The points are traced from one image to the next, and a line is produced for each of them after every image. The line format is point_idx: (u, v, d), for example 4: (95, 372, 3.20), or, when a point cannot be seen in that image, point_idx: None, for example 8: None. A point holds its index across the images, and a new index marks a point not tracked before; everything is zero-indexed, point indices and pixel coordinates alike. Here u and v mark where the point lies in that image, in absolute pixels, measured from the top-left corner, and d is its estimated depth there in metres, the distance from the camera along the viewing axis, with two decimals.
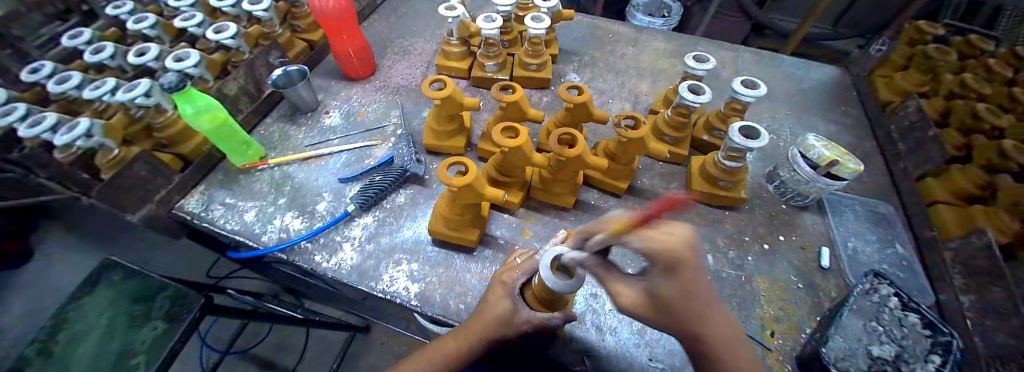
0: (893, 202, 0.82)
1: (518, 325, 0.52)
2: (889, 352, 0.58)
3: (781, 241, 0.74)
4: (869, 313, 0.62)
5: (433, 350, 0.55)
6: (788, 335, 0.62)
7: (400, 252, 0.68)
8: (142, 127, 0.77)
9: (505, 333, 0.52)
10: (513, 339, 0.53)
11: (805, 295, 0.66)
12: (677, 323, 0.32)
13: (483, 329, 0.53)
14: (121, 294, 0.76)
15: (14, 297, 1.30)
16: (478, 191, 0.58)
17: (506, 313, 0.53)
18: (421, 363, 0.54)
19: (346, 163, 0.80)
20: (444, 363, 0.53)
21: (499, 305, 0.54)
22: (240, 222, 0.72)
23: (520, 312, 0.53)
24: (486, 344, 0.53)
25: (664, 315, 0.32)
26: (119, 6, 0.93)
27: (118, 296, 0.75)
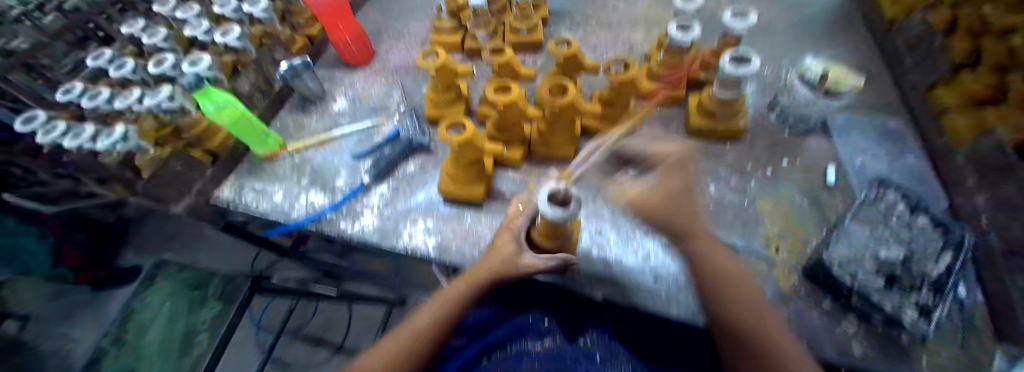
0: (901, 117, 0.81)
1: (523, 265, 0.57)
2: (898, 254, 0.57)
3: (785, 165, 0.74)
4: (873, 220, 0.62)
5: (449, 288, 0.59)
6: (794, 248, 0.64)
7: (416, 212, 0.73)
8: (170, 131, 0.85)
9: (512, 273, 0.57)
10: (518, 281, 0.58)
11: (811, 211, 0.68)
12: (681, 221, 0.46)
13: (494, 268, 0.57)
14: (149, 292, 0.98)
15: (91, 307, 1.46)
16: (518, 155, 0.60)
17: (512, 255, 0.58)
18: (442, 299, 0.58)
19: (358, 141, 0.86)
20: (463, 299, 0.57)
21: (505, 247, 0.58)
22: (270, 204, 0.79)
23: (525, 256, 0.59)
24: (494, 283, 0.58)
25: (671, 219, 0.46)
26: (133, 24, 1.00)
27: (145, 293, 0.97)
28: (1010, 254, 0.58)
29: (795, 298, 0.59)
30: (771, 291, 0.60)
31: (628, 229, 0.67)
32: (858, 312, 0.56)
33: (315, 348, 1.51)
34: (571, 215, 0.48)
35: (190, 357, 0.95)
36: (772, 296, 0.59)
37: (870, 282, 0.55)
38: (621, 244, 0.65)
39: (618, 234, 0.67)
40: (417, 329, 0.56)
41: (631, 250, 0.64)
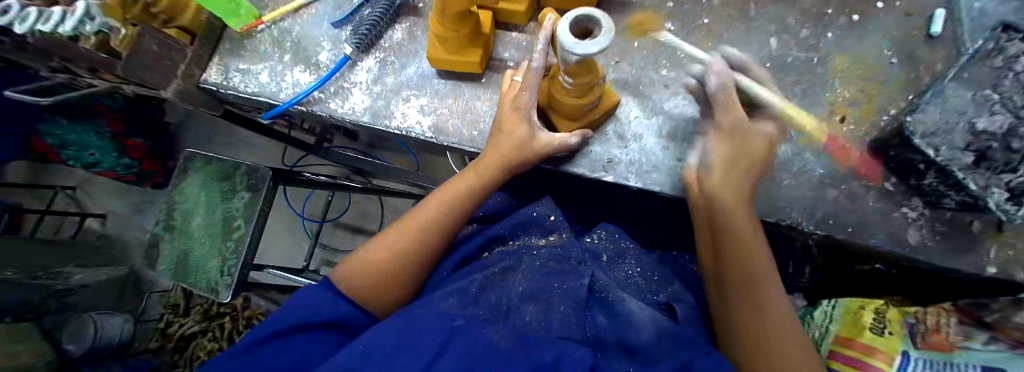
0: None
1: (536, 148, 0.52)
2: (999, 126, 0.40)
3: (880, 8, 0.55)
4: (980, 81, 0.44)
5: (454, 182, 0.57)
6: (863, 119, 0.51)
7: (407, 89, 0.64)
8: (140, 9, 0.75)
9: (527, 157, 0.52)
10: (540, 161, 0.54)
11: (900, 71, 0.52)
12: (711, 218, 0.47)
13: (503, 157, 0.53)
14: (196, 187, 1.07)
15: (156, 203, 1.65)
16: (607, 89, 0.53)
17: (525, 139, 0.52)
18: (443, 196, 0.56)
19: (336, 7, 0.73)
20: (467, 193, 0.56)
21: (518, 130, 0.52)
22: (258, 84, 0.73)
23: (540, 135, 0.53)
24: (506, 169, 0.54)
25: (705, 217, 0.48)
26: None
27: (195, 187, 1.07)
28: None
29: (848, 177, 0.50)
30: (822, 169, 0.50)
31: (655, 98, 0.56)
32: (929, 196, 0.47)
33: (355, 234, 1.66)
34: (607, 42, 0.39)
35: (232, 240, 1.00)
36: (820, 174, 0.50)
37: (955, 160, 0.43)
38: (644, 118, 0.55)
39: (643, 106, 0.56)
40: (420, 222, 0.55)
41: (655, 125, 0.55)
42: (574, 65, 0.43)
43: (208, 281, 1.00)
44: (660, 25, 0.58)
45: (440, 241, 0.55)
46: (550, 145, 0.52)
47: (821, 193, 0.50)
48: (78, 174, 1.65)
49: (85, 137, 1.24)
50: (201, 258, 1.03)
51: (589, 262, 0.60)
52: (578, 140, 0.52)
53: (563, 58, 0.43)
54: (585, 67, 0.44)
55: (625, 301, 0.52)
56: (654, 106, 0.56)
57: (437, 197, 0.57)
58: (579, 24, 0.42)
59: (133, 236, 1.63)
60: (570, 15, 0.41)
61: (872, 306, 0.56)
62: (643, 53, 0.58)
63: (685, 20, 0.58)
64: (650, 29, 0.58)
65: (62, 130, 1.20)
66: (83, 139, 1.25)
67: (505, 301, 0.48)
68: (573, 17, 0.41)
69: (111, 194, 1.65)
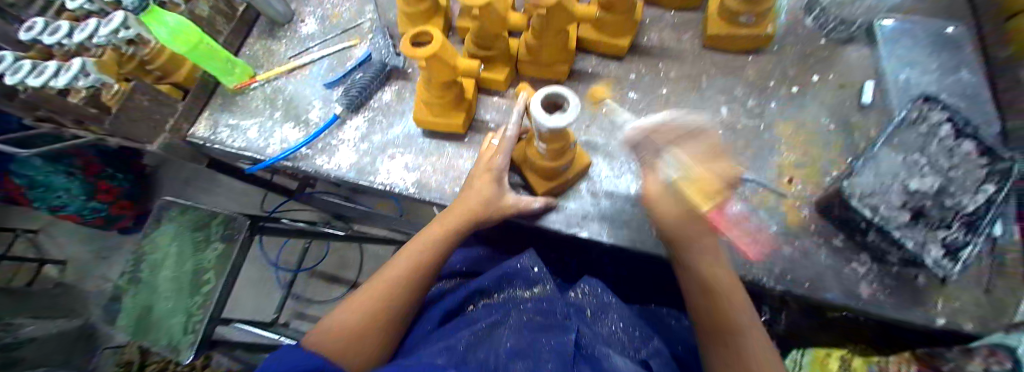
0: (967, 21, 0.67)
1: (507, 206, 0.55)
2: (932, 186, 0.49)
3: (815, 81, 0.62)
4: (908, 147, 0.54)
5: (423, 235, 0.58)
6: (810, 181, 0.56)
7: (393, 146, 0.68)
8: (137, 64, 0.80)
9: (494, 213, 0.55)
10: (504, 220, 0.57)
11: (838, 137, 0.58)
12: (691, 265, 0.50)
13: (471, 211, 0.55)
14: (163, 237, 1.02)
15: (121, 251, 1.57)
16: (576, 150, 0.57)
17: (496, 196, 0.55)
18: (422, 245, 0.57)
19: (330, 68, 0.78)
20: (437, 248, 0.56)
21: (488, 190, 0.54)
22: (245, 140, 0.75)
23: (506, 197, 0.56)
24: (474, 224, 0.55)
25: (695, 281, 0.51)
26: None
27: (162, 236, 1.02)
28: None
29: (801, 234, 0.54)
30: (775, 226, 0.54)
31: (623, 159, 0.61)
32: (874, 252, 0.51)
33: (331, 284, 1.61)
34: (574, 118, 0.44)
35: (200, 295, 0.96)
36: (775, 231, 0.54)
37: (894, 218, 0.49)
38: (615, 176, 0.60)
39: (612, 165, 0.61)
40: (391, 280, 0.55)
41: (624, 185, 0.59)
42: (545, 132, 0.48)
43: (169, 339, 0.95)
44: (624, 93, 0.65)
45: (412, 297, 0.55)
46: (518, 206, 0.56)
47: (777, 250, 0.53)
48: (42, 219, 1.58)
49: (53, 178, 1.20)
50: (165, 313, 0.98)
51: (575, 317, 0.58)
52: (543, 205, 0.56)
53: (537, 127, 0.48)
54: (557, 136, 0.48)
55: (611, 355, 0.49)
56: (623, 165, 0.60)
57: (409, 251, 0.57)
58: (551, 98, 0.47)
59: (90, 287, 1.53)
60: (540, 91, 0.46)
61: (837, 354, 0.59)
62: (610, 118, 0.64)
63: (647, 89, 0.65)
64: (617, 96, 0.65)
65: (30, 172, 1.17)
66: (55, 183, 1.21)
67: (494, 360, 0.46)
68: (547, 92, 0.46)
69: (74, 241, 1.57)
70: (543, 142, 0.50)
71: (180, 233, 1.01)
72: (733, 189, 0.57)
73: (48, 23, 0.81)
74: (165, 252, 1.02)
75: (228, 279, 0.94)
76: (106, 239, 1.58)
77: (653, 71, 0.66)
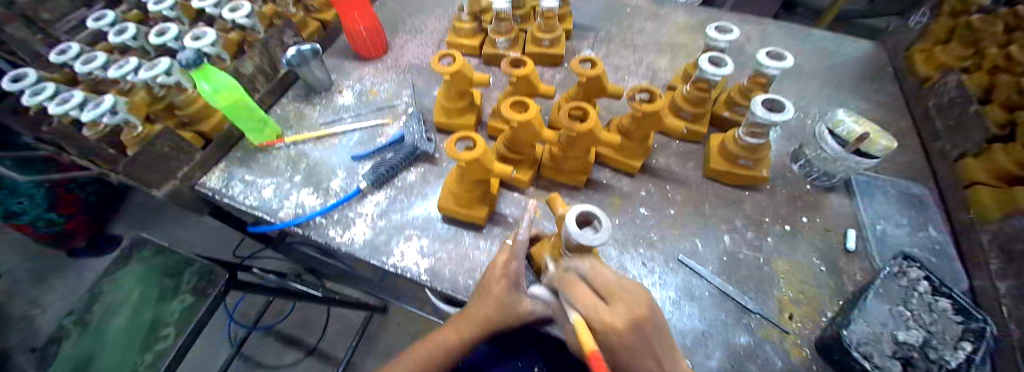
0: (928, 183, 0.78)
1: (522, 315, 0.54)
2: (916, 338, 0.56)
3: (804, 222, 0.70)
4: (894, 297, 0.59)
5: (434, 338, 0.55)
6: (809, 319, 0.59)
7: (410, 228, 0.68)
8: (164, 105, 0.79)
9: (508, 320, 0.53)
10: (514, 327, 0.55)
11: (828, 278, 0.63)
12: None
13: (484, 317, 0.53)
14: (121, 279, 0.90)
15: (61, 278, 1.41)
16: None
17: (509, 302, 0.54)
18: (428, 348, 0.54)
19: (359, 142, 0.81)
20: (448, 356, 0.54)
21: (502, 294, 0.53)
22: (258, 198, 0.74)
23: (524, 302, 0.55)
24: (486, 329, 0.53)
25: None
26: (99, 17, 0.85)
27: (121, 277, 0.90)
28: None
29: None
30: (781, 362, 0.55)
31: (634, 272, 0.62)
32: None
33: (288, 346, 1.47)
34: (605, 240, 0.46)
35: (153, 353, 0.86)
36: (781, 367, 0.55)
37: (891, 368, 0.53)
38: None
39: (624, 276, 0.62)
40: None
41: None
42: (571, 246, 0.49)
43: None
44: (635, 208, 0.70)
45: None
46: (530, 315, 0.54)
47: None
48: None
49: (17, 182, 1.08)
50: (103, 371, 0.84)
51: None
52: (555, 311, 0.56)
53: (565, 239, 0.50)
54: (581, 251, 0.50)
55: None
56: (635, 279, 0.62)
57: (417, 351, 0.54)
58: (581, 214, 0.50)
59: None
60: (573, 210, 0.49)
61: None
62: (622, 230, 0.67)
63: (656, 207, 0.70)
64: (629, 210, 0.70)
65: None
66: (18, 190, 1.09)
67: None
68: (578, 209, 0.49)
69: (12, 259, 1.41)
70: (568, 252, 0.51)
71: (148, 275, 0.92)
72: (740, 319, 0.58)
73: (81, 50, 0.80)
74: (121, 296, 0.89)
75: (182, 349, 0.81)
76: (49, 262, 1.42)
77: (660, 192, 0.73)
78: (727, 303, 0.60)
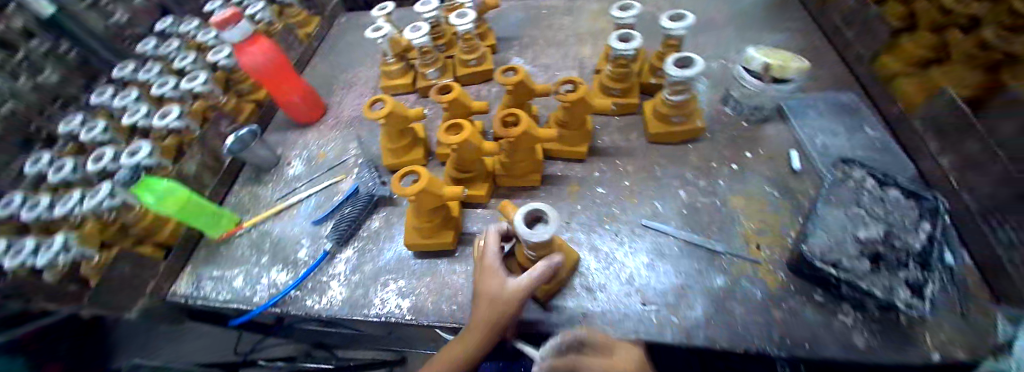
0: (853, 89, 0.82)
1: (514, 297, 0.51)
2: (878, 232, 0.56)
3: (749, 157, 0.73)
4: (847, 201, 0.62)
5: (446, 354, 0.53)
6: (775, 245, 0.62)
7: (385, 273, 0.69)
8: (117, 227, 0.77)
9: (503, 306, 0.51)
10: (516, 314, 0.51)
11: (783, 202, 0.66)
12: None
13: (482, 312, 0.52)
14: None
15: None
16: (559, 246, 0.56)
17: (498, 288, 0.52)
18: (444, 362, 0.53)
19: (317, 205, 0.82)
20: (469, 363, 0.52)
21: (492, 284, 0.53)
22: (230, 290, 0.74)
23: (509, 284, 0.52)
24: (491, 323, 0.51)
25: None
26: (38, 159, 0.86)
27: None
28: (994, 213, 0.56)
29: (786, 298, 0.57)
30: (760, 292, 0.58)
31: (606, 250, 0.65)
32: (852, 301, 0.54)
33: None
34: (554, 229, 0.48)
35: None
36: (761, 297, 0.57)
37: (858, 268, 0.54)
38: (604, 268, 0.62)
39: (598, 258, 0.64)
40: None
41: (615, 274, 0.61)
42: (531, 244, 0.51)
43: None
44: (592, 190, 0.72)
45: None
46: (517, 294, 0.51)
47: (769, 316, 0.55)
48: None
49: None
50: None
51: None
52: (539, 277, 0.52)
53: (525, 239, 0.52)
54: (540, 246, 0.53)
55: None
56: (607, 255, 0.64)
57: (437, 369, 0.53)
58: (532, 212, 0.52)
59: None
60: (521, 211, 0.51)
61: None
62: (585, 214, 0.69)
63: (611, 183, 0.73)
64: (587, 194, 0.72)
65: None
66: None
67: None
68: (527, 209, 0.51)
69: None
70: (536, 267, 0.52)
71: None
72: (712, 263, 0.61)
73: (25, 197, 0.80)
74: None
75: None
76: None
77: (612, 168, 0.75)
78: (699, 252, 0.62)
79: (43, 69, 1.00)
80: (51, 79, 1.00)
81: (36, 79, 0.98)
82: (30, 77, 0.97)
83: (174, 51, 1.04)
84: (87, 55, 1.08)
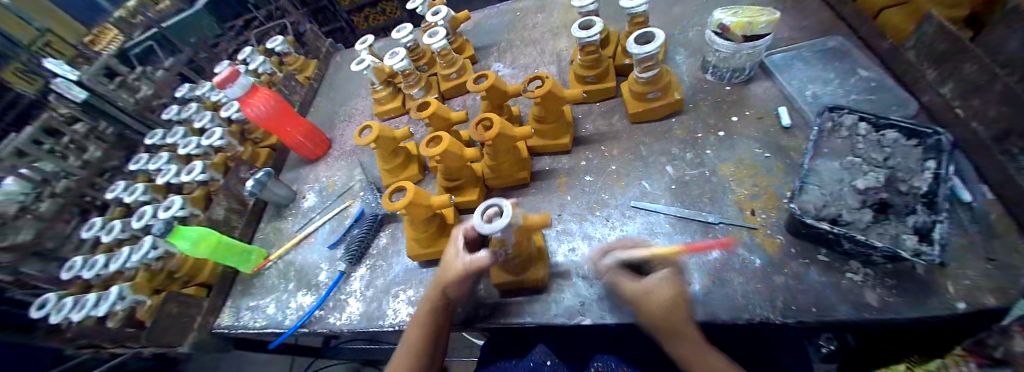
0: (842, 31, 0.78)
1: (461, 271, 0.54)
2: (878, 179, 0.53)
3: (735, 121, 0.71)
4: (842, 150, 0.59)
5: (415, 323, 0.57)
6: (771, 208, 0.60)
7: (395, 285, 0.73)
8: (164, 275, 0.87)
9: (453, 274, 0.54)
10: (465, 284, 0.54)
11: (775, 161, 0.64)
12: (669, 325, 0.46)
13: (439, 280, 0.56)
14: None
15: None
16: (522, 236, 0.57)
17: (451, 260, 0.56)
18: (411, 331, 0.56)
19: (331, 231, 0.88)
20: (424, 328, 0.55)
21: (448, 255, 0.57)
22: (266, 317, 0.81)
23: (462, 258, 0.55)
24: (444, 289, 0.55)
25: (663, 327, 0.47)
26: (90, 225, 0.97)
27: None
28: (1006, 138, 0.52)
29: (787, 261, 0.54)
30: (759, 259, 0.56)
31: (600, 236, 0.65)
32: (859, 257, 0.51)
33: None
34: (503, 225, 0.49)
35: None
36: (761, 264, 0.55)
37: (860, 219, 0.51)
38: None
39: (591, 245, 0.64)
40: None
41: None
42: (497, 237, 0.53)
43: None
44: (580, 179, 0.73)
45: None
46: (465, 266, 0.54)
47: (770, 282, 0.53)
48: None
49: None
50: None
51: None
52: (490, 262, 0.53)
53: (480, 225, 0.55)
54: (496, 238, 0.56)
55: None
56: (600, 241, 0.64)
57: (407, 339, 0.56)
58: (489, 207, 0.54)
59: None
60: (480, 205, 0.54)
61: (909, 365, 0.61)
62: (575, 203, 0.70)
63: (598, 170, 0.73)
64: (575, 183, 0.73)
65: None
66: None
67: None
68: (483, 205, 0.53)
69: None
70: (489, 254, 0.53)
71: None
72: (706, 235, 0.60)
73: (84, 259, 0.91)
74: None
75: None
76: None
77: (598, 154, 0.76)
78: (690, 225, 0.61)
79: (86, 147, 1.19)
80: (95, 155, 1.18)
81: (83, 156, 1.16)
82: (78, 156, 1.16)
83: (192, 113, 1.15)
84: (123, 129, 1.25)
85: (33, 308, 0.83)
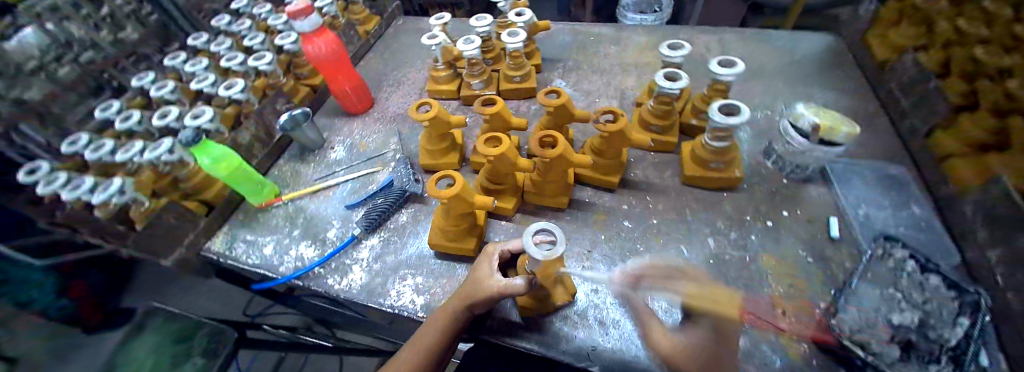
0: (903, 162, 0.78)
1: (488, 288, 0.53)
2: (912, 319, 0.54)
3: (784, 216, 0.71)
4: (884, 281, 0.59)
5: (427, 327, 0.56)
6: (802, 314, 0.59)
7: (405, 267, 0.71)
8: (167, 181, 0.84)
9: (481, 292, 0.53)
10: (491, 304, 0.53)
11: (816, 268, 0.64)
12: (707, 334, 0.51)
13: (465, 291, 0.55)
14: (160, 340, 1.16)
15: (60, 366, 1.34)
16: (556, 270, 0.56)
17: (482, 277, 0.55)
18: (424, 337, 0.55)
19: (352, 191, 0.86)
20: (434, 339, 0.54)
21: (480, 270, 0.56)
22: (260, 256, 0.78)
23: (493, 277, 0.54)
24: (468, 302, 0.54)
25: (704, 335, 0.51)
26: (107, 107, 0.93)
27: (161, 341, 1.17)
28: None
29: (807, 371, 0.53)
30: (780, 360, 0.54)
31: None
32: None
33: None
34: (552, 255, 0.48)
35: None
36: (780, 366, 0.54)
37: (886, 353, 0.51)
38: (619, 304, 0.62)
39: (615, 292, 0.63)
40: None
41: (630, 312, 0.60)
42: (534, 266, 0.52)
43: None
44: (619, 223, 0.72)
45: None
46: (495, 286, 0.52)
47: None
48: None
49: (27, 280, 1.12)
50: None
51: None
52: (522, 288, 0.52)
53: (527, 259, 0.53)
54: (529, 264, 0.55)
55: None
56: None
57: (417, 342, 0.55)
58: (539, 232, 0.53)
59: None
60: (531, 227, 0.53)
61: None
62: (609, 245, 0.69)
63: (638, 219, 0.73)
64: (613, 225, 0.72)
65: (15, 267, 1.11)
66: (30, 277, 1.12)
67: None
68: (534, 228, 0.53)
69: None
70: (522, 280, 0.52)
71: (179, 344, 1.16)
72: None
73: (90, 139, 0.87)
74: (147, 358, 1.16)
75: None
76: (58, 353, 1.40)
77: (641, 203, 0.75)
78: None
79: (124, 27, 1.13)
80: (130, 37, 1.13)
81: (117, 35, 1.10)
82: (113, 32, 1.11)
83: (246, 30, 1.12)
84: (167, 21, 1.21)
85: (23, 172, 0.78)
